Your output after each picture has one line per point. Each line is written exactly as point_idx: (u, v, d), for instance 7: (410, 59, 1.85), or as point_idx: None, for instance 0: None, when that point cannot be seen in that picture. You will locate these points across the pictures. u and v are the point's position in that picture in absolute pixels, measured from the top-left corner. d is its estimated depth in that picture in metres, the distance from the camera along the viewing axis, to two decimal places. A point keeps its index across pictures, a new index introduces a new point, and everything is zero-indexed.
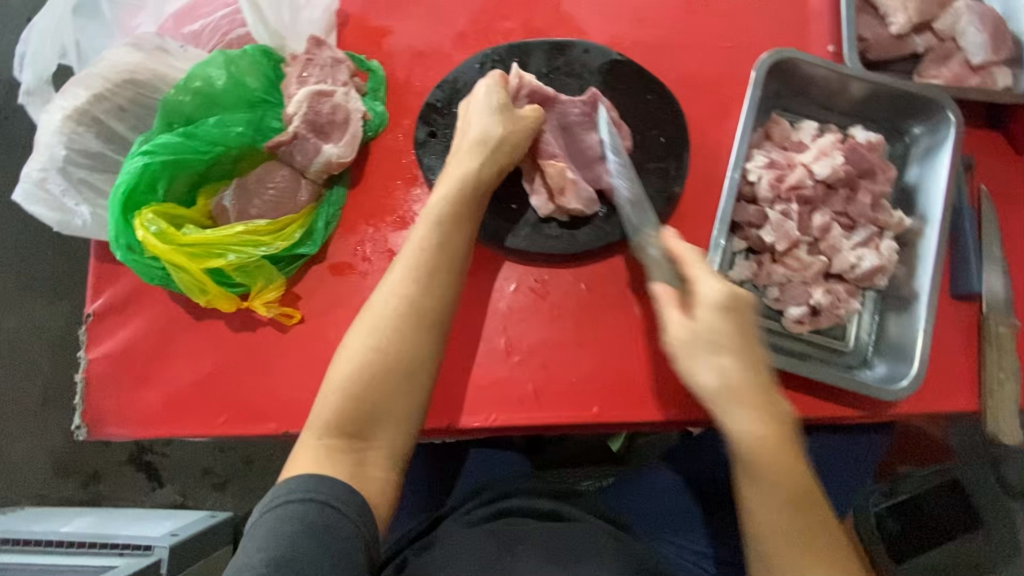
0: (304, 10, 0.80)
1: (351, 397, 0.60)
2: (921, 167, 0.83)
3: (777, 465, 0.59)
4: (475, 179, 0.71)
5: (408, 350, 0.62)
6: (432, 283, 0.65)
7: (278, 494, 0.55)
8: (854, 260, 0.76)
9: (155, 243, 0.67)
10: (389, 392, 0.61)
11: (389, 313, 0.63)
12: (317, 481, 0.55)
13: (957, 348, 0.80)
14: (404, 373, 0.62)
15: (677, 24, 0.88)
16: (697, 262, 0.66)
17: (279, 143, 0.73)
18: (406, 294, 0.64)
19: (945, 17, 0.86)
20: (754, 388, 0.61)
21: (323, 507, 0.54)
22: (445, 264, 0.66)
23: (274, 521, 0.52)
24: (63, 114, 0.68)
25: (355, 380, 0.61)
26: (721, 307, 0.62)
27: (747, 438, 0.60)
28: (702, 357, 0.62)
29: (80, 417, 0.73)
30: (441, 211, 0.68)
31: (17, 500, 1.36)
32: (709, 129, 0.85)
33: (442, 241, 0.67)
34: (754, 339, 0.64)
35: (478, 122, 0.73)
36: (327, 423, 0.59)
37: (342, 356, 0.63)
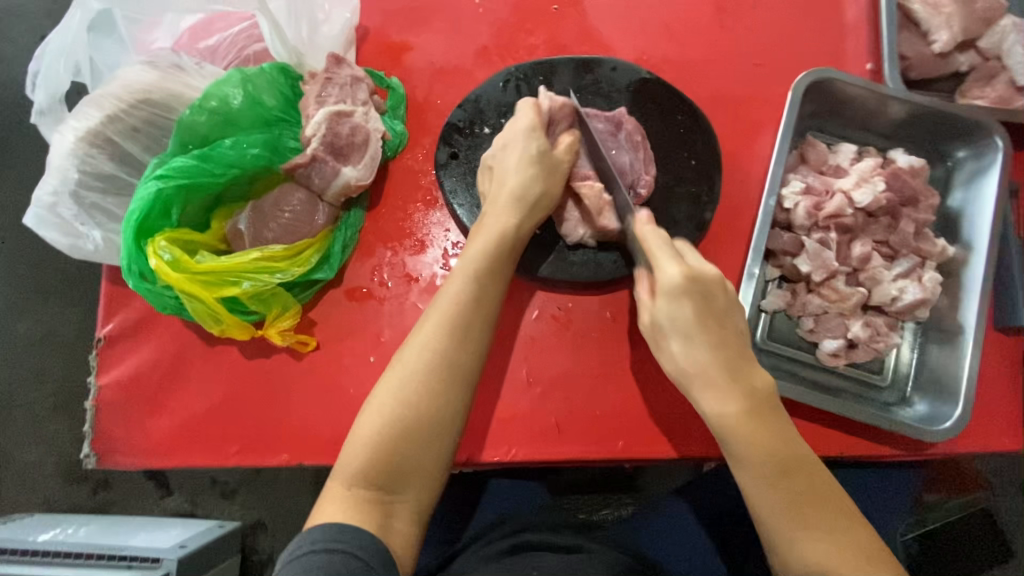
0: (324, 25, 0.78)
1: (383, 450, 0.55)
2: (965, 193, 0.79)
3: (756, 443, 0.58)
4: (518, 225, 0.67)
5: (444, 402, 0.58)
6: (469, 339, 0.61)
7: (299, 544, 0.51)
8: (895, 292, 0.72)
9: (167, 271, 0.64)
10: (421, 447, 0.57)
11: (423, 362, 0.59)
12: (340, 529, 0.52)
13: (1001, 384, 0.76)
14: (439, 426, 0.58)
15: (708, 39, 0.85)
16: (657, 241, 0.63)
17: (296, 165, 0.70)
18: (442, 344, 0.59)
19: (990, 35, 0.82)
20: (722, 371, 0.59)
21: (347, 557, 0.50)
22: (484, 312, 0.62)
23: (296, 573, 0.49)
24: (75, 136, 0.66)
25: (386, 435, 0.56)
26: (676, 288, 0.59)
27: (719, 417, 0.59)
28: (668, 344, 0.62)
29: (90, 445, 0.70)
30: (481, 258, 0.64)
31: (24, 506, 1.34)
32: (741, 150, 0.81)
33: (480, 287, 0.63)
34: (722, 315, 0.60)
35: (513, 165, 0.68)
36: (354, 473, 0.55)
37: (372, 409, 0.58)
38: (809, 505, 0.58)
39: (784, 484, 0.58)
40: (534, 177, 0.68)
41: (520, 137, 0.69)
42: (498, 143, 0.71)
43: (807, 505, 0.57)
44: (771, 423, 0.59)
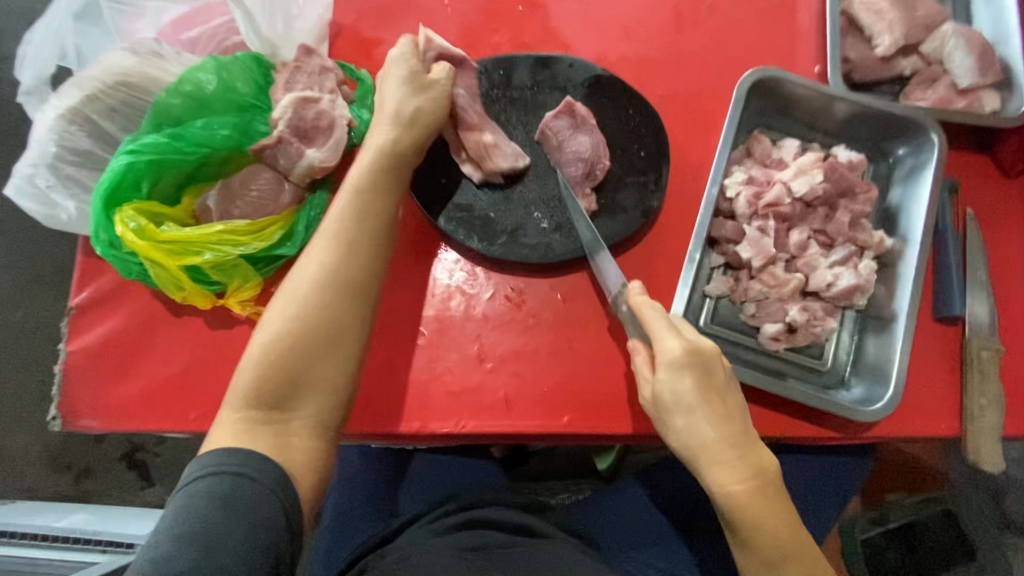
0: (297, 20, 0.83)
1: (271, 368, 0.60)
2: (904, 189, 0.83)
3: (761, 517, 0.64)
4: (397, 149, 0.70)
5: (333, 319, 0.63)
6: (356, 257, 0.66)
7: (190, 472, 0.55)
8: (831, 278, 0.76)
9: (133, 239, 0.68)
10: (309, 359, 0.62)
11: (307, 286, 0.64)
12: (225, 455, 0.56)
13: (939, 372, 0.79)
14: (329, 340, 0.63)
15: (664, 40, 0.89)
16: (657, 318, 0.66)
17: (263, 146, 0.75)
18: (326, 269, 0.64)
19: (931, 41, 0.87)
20: (726, 445, 0.64)
21: (234, 479, 0.54)
22: (369, 240, 0.67)
23: (183, 498, 0.53)
24: (56, 113, 0.71)
25: (273, 350, 0.61)
26: (680, 366, 0.64)
27: (731, 499, 0.64)
28: (675, 422, 0.65)
29: (57, 407, 0.74)
30: (361, 188, 0.69)
31: (6, 493, 1.36)
32: (692, 145, 0.85)
33: (363, 217, 0.67)
34: (722, 391, 0.66)
35: (393, 93, 0.72)
36: (243, 396, 0.60)
37: (263, 329, 0.63)
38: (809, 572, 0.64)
39: (788, 565, 0.64)
40: (418, 104, 0.72)
41: (400, 69, 0.73)
42: (381, 75, 0.74)
43: (807, 563, 0.65)
44: (769, 494, 0.64)
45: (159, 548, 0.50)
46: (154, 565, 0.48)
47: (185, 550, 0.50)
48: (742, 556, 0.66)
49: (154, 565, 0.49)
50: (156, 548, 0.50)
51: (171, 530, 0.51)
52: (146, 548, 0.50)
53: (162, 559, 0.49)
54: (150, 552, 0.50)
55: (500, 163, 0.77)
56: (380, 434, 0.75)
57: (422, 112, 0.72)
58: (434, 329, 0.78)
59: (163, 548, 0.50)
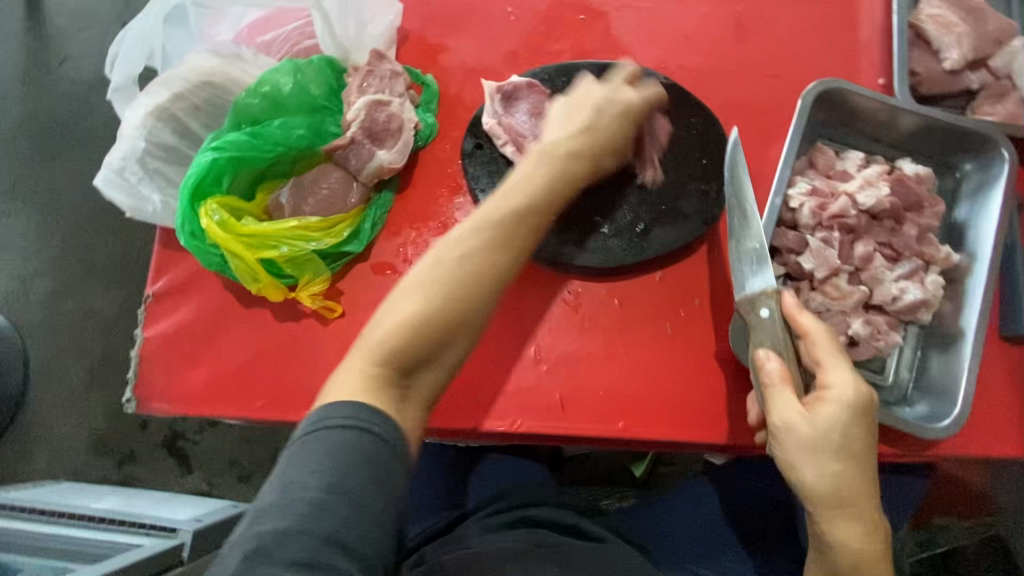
0: (370, 25, 0.85)
1: (409, 335, 0.59)
2: (972, 205, 0.81)
3: (874, 572, 0.62)
4: (595, 146, 0.74)
5: (468, 301, 0.62)
6: (506, 245, 0.65)
7: (324, 418, 0.52)
8: (896, 292, 0.75)
9: (216, 231, 0.72)
10: (441, 336, 0.60)
11: (455, 259, 0.63)
12: (369, 413, 0.53)
13: (1004, 392, 0.77)
14: (464, 322, 0.61)
15: (725, 51, 0.89)
16: (828, 349, 0.65)
17: (336, 146, 0.77)
18: (481, 250, 0.63)
19: (1000, 55, 0.85)
20: (865, 495, 0.62)
21: (372, 437, 0.52)
22: (524, 230, 0.66)
23: (326, 447, 0.50)
24: (145, 111, 0.74)
25: (416, 319, 0.59)
26: (852, 406, 0.61)
27: (847, 547, 0.62)
28: (826, 460, 0.61)
29: (132, 390, 0.77)
30: (524, 182, 0.69)
31: (55, 474, 1.42)
32: (752, 155, 0.85)
33: (536, 202, 0.68)
34: (870, 444, 0.63)
35: (599, 90, 0.77)
36: (377, 355, 0.58)
37: (403, 296, 0.61)
38: None
39: None
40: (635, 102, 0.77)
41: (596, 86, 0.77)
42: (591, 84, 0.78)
43: None
44: (884, 555, 0.63)
45: (311, 495, 0.48)
46: (309, 513, 0.47)
47: (336, 504, 0.48)
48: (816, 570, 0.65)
49: (308, 512, 0.47)
50: (306, 494, 0.48)
51: (320, 478, 0.49)
52: (295, 493, 0.48)
53: (317, 507, 0.48)
54: (299, 497, 0.48)
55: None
56: (437, 429, 0.76)
57: (634, 110, 0.77)
58: (492, 329, 0.79)
59: (314, 495, 0.48)
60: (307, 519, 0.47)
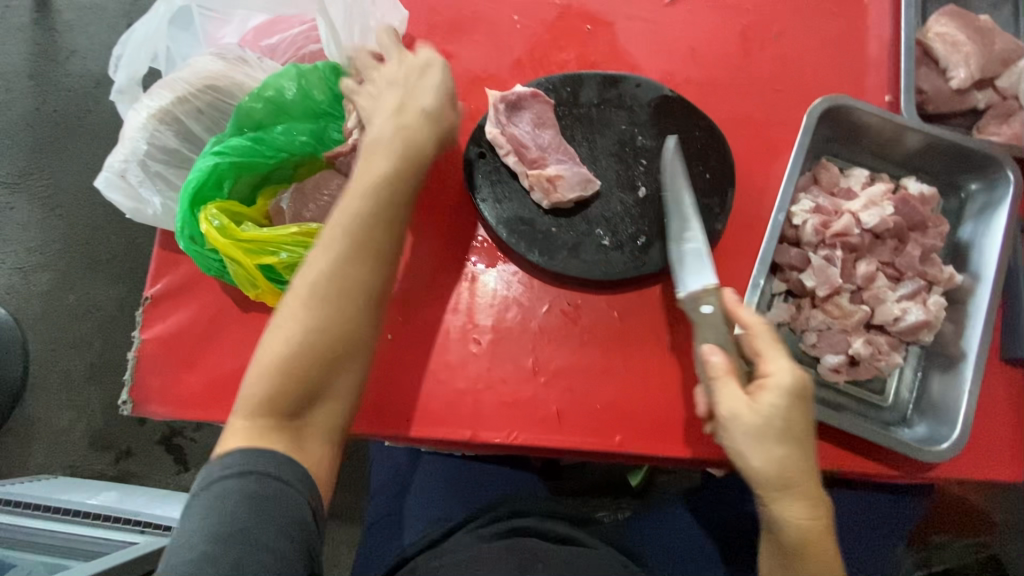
0: (374, 31, 0.84)
1: (284, 372, 0.61)
2: (976, 225, 0.80)
3: (820, 547, 0.63)
4: (417, 157, 0.72)
5: (343, 326, 0.63)
6: (370, 266, 0.66)
7: (210, 474, 0.56)
8: (899, 312, 0.74)
9: (215, 236, 0.71)
10: (325, 365, 0.62)
11: (310, 292, 0.63)
12: (255, 455, 0.57)
13: (1004, 415, 0.76)
14: (342, 349, 0.63)
15: (730, 64, 0.89)
16: (767, 339, 0.65)
17: (338, 153, 0.78)
18: (332, 277, 0.64)
19: (1008, 75, 0.85)
20: (808, 475, 0.63)
21: (260, 478, 0.56)
22: (378, 246, 0.67)
23: (210, 499, 0.54)
24: (148, 113, 0.75)
25: (289, 357, 0.61)
26: (791, 393, 0.62)
27: (794, 525, 0.63)
28: (771, 445, 0.61)
29: (129, 392, 0.77)
30: (369, 192, 0.68)
31: (51, 468, 1.42)
32: (756, 170, 0.85)
33: (372, 220, 0.67)
34: (807, 424, 0.64)
35: (409, 88, 0.74)
36: (258, 403, 0.60)
37: (273, 334, 0.63)
38: None
39: None
40: (445, 106, 0.75)
41: (429, 76, 0.75)
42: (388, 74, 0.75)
43: None
44: (829, 530, 0.64)
45: (196, 549, 0.52)
46: (195, 564, 0.51)
47: (224, 549, 0.52)
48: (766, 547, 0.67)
49: (193, 566, 0.51)
50: (191, 550, 0.52)
51: (204, 531, 0.53)
52: (182, 551, 0.52)
53: (202, 559, 0.51)
54: (187, 553, 0.51)
55: (566, 194, 0.77)
56: (434, 438, 0.76)
57: (444, 113, 0.74)
58: (491, 338, 0.79)
59: (202, 547, 0.52)
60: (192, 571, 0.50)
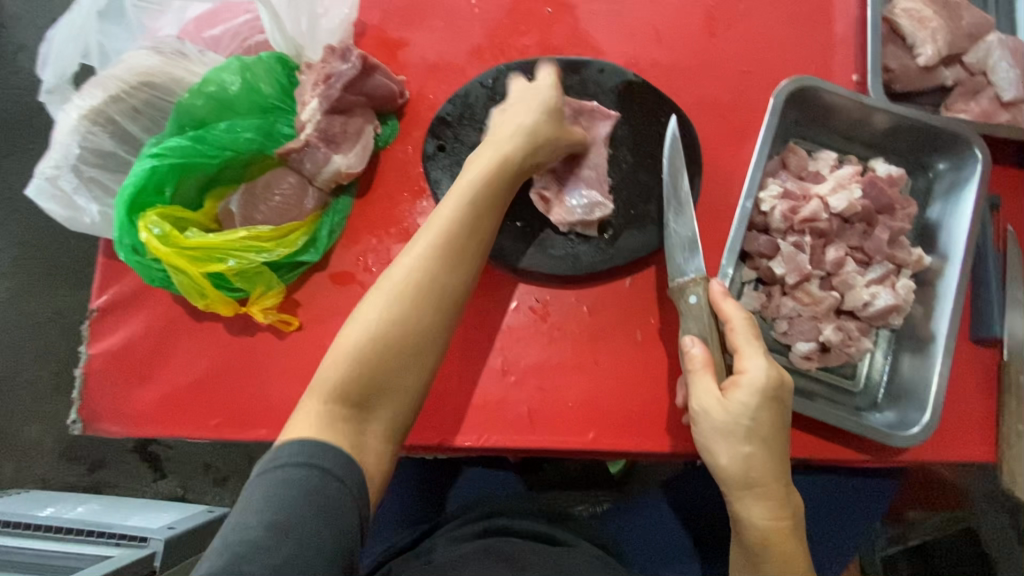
0: (323, 19, 0.80)
1: (362, 363, 0.57)
2: (944, 204, 0.80)
3: (783, 550, 0.61)
4: (517, 167, 0.68)
5: (426, 321, 0.60)
6: (458, 264, 0.63)
7: (276, 457, 0.52)
8: (867, 297, 0.74)
9: (156, 245, 0.68)
10: (397, 365, 0.59)
11: (408, 275, 0.61)
12: (318, 447, 0.53)
13: (973, 396, 0.76)
14: (417, 347, 0.60)
15: (696, 45, 0.86)
16: (747, 336, 0.64)
17: (289, 150, 0.73)
18: (423, 275, 0.61)
19: (975, 50, 0.83)
20: (774, 475, 0.62)
21: (322, 474, 0.51)
22: (470, 250, 0.64)
23: (273, 481, 0.50)
24: (78, 114, 0.70)
25: (366, 347, 0.58)
26: (763, 392, 0.60)
27: (755, 526, 0.62)
28: (735, 441, 0.61)
29: (78, 411, 0.74)
30: (475, 193, 0.65)
31: (21, 482, 1.37)
32: (725, 155, 0.83)
33: (469, 225, 0.64)
34: (783, 430, 0.62)
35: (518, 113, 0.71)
36: (336, 388, 0.56)
37: (353, 322, 0.60)
38: None
39: None
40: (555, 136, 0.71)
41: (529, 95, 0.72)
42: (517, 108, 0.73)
43: None
44: (794, 534, 0.62)
45: (251, 534, 0.47)
46: (247, 548, 0.46)
47: (276, 541, 0.47)
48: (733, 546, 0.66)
49: (249, 550, 0.46)
50: (246, 534, 0.47)
51: (262, 515, 0.48)
52: (238, 533, 0.47)
53: (256, 546, 0.46)
54: (242, 536, 0.47)
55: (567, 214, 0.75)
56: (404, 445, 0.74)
57: (539, 130, 0.70)
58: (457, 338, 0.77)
59: (257, 532, 0.47)
60: (243, 560, 0.45)
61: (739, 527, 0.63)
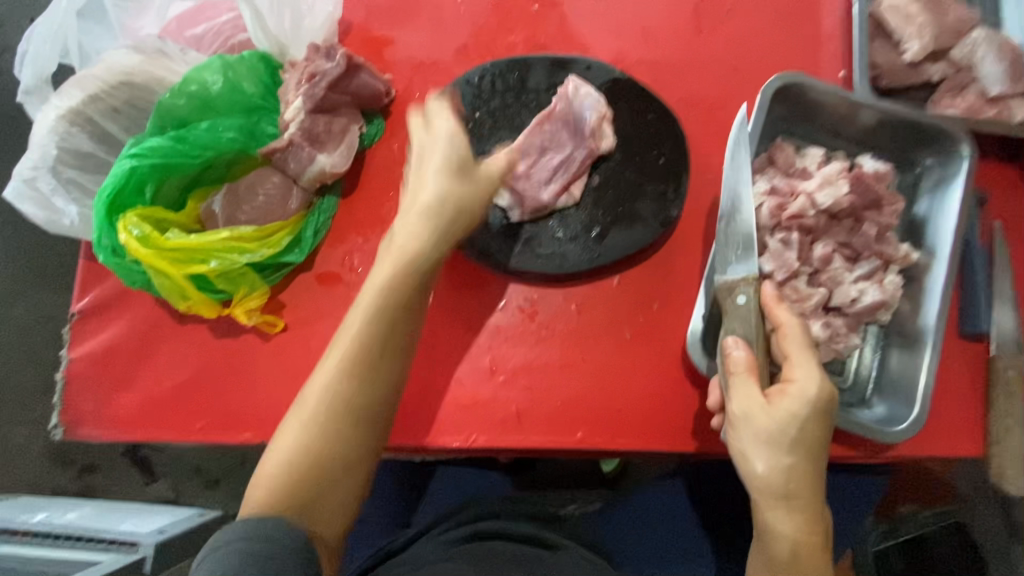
0: (306, 18, 0.79)
1: (295, 470, 0.56)
2: (931, 200, 0.79)
3: (812, 566, 0.60)
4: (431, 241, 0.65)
5: (356, 407, 0.59)
6: (391, 331, 0.62)
7: (221, 536, 0.50)
8: (855, 294, 0.74)
9: (137, 247, 0.67)
10: (338, 447, 0.58)
11: (326, 384, 0.59)
12: (261, 522, 0.51)
13: (961, 392, 0.76)
14: (355, 431, 0.59)
15: (683, 42, 0.86)
16: (798, 344, 0.63)
17: (273, 149, 0.72)
18: (344, 376, 0.59)
19: (961, 46, 0.83)
20: (810, 489, 0.61)
21: (265, 540, 0.50)
22: (398, 320, 0.63)
23: (220, 556, 0.48)
24: (57, 114, 0.68)
25: (295, 456, 0.56)
26: (814, 404, 0.60)
27: (784, 540, 0.60)
28: (778, 451, 0.60)
29: (59, 416, 0.72)
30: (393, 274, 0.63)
31: (9, 488, 1.35)
32: (712, 153, 0.83)
33: (393, 300, 0.63)
34: (823, 444, 0.62)
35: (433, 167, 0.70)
36: (273, 501, 0.55)
37: (280, 438, 0.58)
38: None
39: None
40: (460, 190, 0.67)
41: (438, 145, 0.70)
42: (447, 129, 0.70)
43: None
44: (825, 552, 0.61)
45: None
46: None
47: None
48: (754, 558, 0.64)
49: None
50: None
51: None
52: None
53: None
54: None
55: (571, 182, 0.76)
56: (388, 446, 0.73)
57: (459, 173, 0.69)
58: (446, 338, 0.76)
59: None
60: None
61: (767, 539, 0.61)
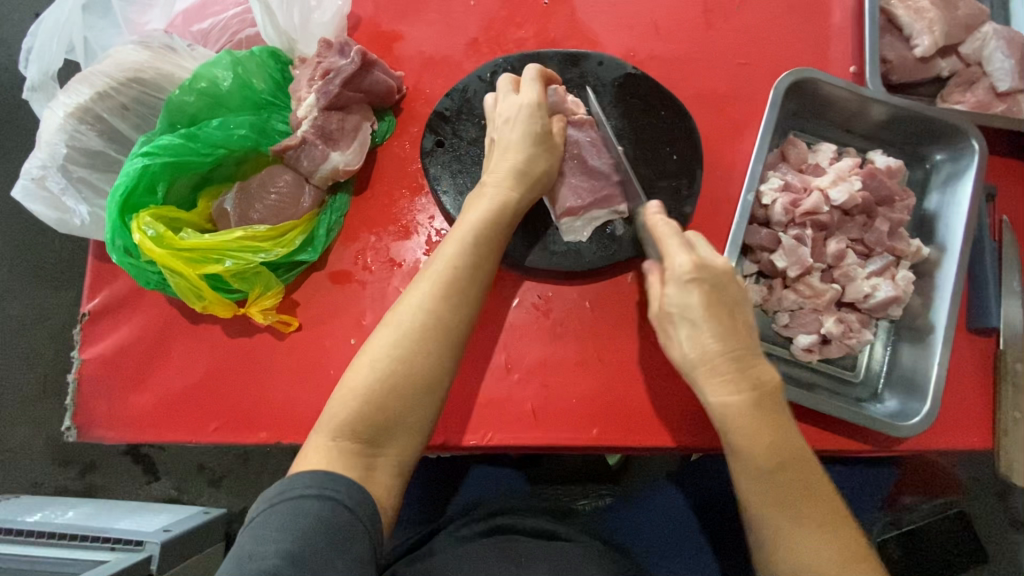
0: (315, 12, 0.78)
1: (372, 405, 0.56)
2: (942, 195, 0.80)
3: (749, 428, 0.57)
4: (514, 205, 0.68)
5: (427, 366, 0.59)
6: (462, 300, 0.62)
7: (288, 488, 0.52)
8: (868, 289, 0.74)
9: (150, 247, 0.66)
10: (405, 403, 0.58)
11: (416, 317, 0.60)
12: (331, 478, 0.53)
13: (970, 384, 0.77)
14: (426, 392, 0.59)
15: (694, 37, 0.86)
16: (670, 234, 0.64)
17: (286, 147, 0.71)
18: (428, 318, 0.60)
19: (971, 41, 0.84)
20: (723, 353, 0.58)
21: (337, 506, 0.52)
22: (473, 289, 0.63)
23: (287, 512, 0.51)
24: (65, 111, 0.67)
25: (373, 389, 0.57)
26: (687, 278, 0.60)
27: (716, 412, 0.59)
28: (676, 333, 0.62)
29: (72, 418, 0.72)
30: (479, 231, 0.65)
31: (10, 487, 1.34)
32: (723, 148, 0.82)
33: (474, 260, 0.64)
34: (727, 310, 0.60)
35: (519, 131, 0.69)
36: (343, 427, 0.56)
37: (361, 364, 0.58)
38: (792, 502, 0.57)
39: (780, 489, 0.57)
40: (541, 154, 0.70)
41: (524, 116, 0.70)
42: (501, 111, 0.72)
43: (795, 495, 0.57)
44: (767, 409, 0.58)
45: (269, 564, 0.48)
46: None
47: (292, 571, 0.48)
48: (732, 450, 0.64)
49: None
50: (262, 563, 0.48)
51: (278, 545, 0.49)
52: (253, 559, 0.48)
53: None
54: (259, 565, 0.47)
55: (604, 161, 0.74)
56: None
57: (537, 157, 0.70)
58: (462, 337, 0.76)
59: (272, 562, 0.48)
60: None
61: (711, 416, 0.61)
